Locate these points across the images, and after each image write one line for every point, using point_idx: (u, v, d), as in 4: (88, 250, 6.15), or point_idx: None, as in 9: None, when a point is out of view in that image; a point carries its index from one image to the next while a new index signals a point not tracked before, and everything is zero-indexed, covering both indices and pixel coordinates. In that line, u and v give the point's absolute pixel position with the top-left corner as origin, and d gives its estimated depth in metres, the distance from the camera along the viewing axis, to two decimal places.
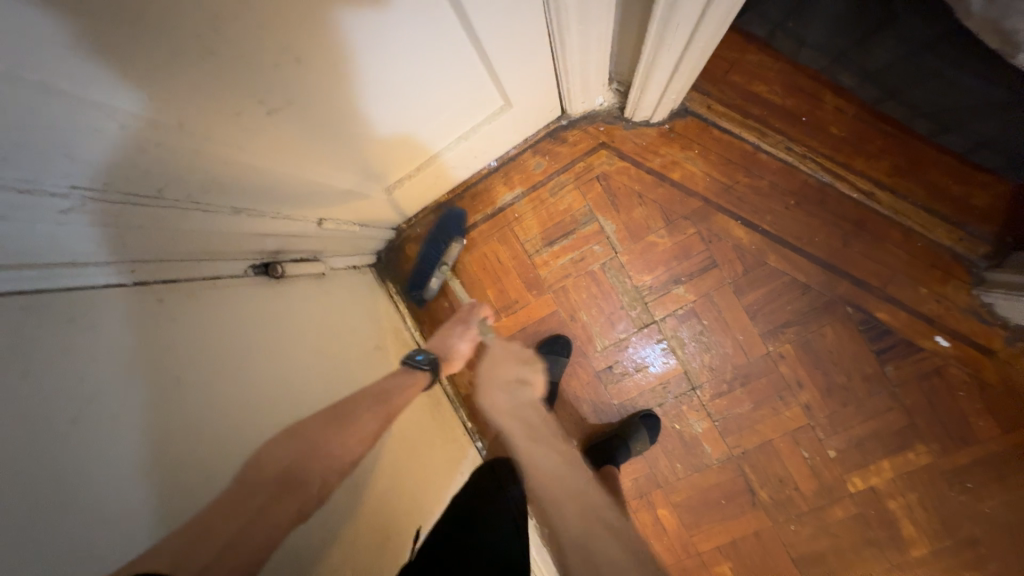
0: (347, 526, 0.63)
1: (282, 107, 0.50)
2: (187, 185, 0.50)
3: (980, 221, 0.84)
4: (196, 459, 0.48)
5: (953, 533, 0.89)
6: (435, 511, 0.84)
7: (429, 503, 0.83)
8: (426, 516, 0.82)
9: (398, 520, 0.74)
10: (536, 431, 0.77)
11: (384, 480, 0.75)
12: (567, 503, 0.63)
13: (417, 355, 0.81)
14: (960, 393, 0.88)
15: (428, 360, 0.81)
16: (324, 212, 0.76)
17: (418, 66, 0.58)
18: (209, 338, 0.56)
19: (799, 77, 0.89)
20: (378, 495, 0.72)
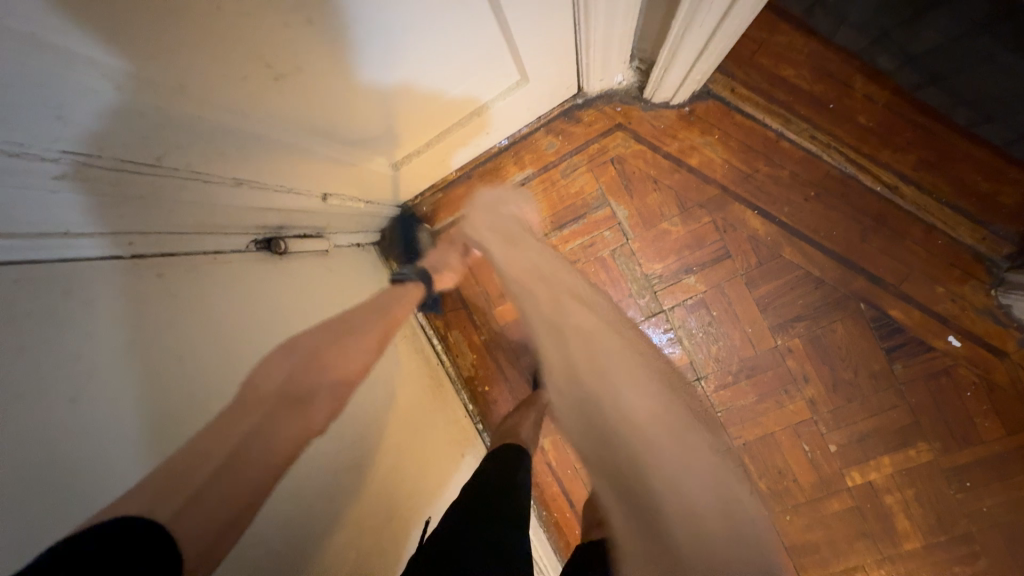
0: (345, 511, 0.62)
1: (290, 74, 0.47)
2: (189, 154, 0.47)
3: (1005, 221, 0.82)
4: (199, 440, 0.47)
5: (947, 529, 0.90)
6: (435, 494, 0.84)
7: (428, 486, 0.83)
8: (431, 495, 0.83)
9: (402, 501, 0.75)
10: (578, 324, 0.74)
11: (384, 463, 0.74)
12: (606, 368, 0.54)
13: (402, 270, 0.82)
14: (967, 394, 0.87)
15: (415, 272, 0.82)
16: (329, 186, 0.73)
17: (431, 34, 0.54)
18: (209, 315, 0.54)
19: (829, 61, 0.85)
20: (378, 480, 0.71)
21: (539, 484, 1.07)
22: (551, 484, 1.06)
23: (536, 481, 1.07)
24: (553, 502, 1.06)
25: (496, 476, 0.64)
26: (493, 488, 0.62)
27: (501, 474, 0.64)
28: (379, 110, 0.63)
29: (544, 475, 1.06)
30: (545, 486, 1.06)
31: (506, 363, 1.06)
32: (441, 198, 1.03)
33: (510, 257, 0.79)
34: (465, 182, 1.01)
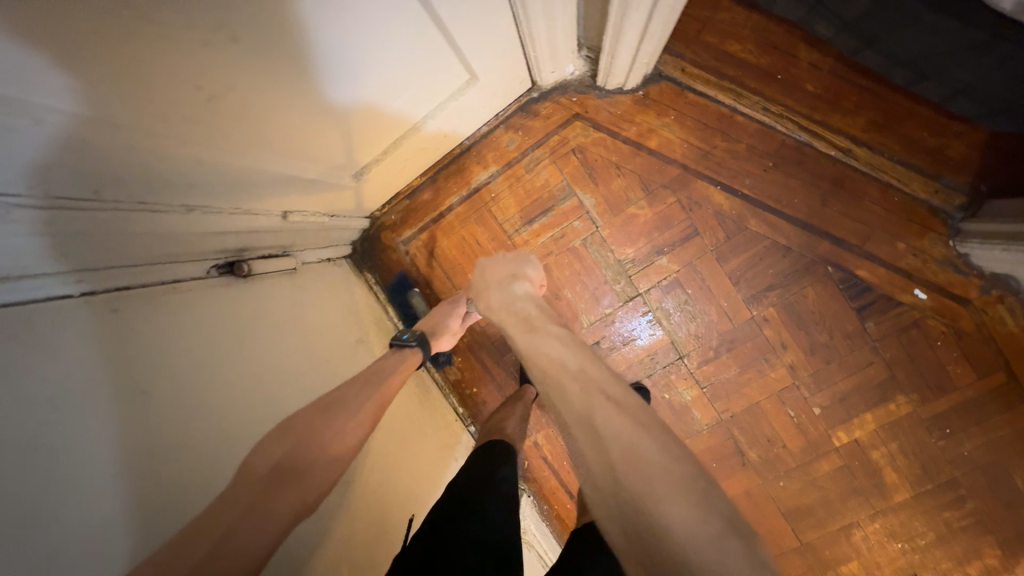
0: (327, 539, 0.60)
1: (224, 92, 0.46)
2: (130, 184, 0.46)
3: (954, 172, 0.84)
4: (171, 472, 0.46)
5: (933, 477, 0.94)
6: (426, 505, 0.82)
7: (419, 499, 0.81)
8: (422, 504, 0.82)
9: (392, 509, 0.74)
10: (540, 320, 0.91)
11: (371, 482, 0.73)
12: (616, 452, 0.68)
13: (404, 334, 0.82)
14: (937, 344, 0.90)
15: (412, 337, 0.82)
16: (288, 203, 0.72)
17: (367, 42, 0.54)
18: (176, 345, 0.53)
19: (772, 32, 0.86)
20: (365, 495, 0.70)
21: (537, 479, 1.07)
22: (549, 479, 1.06)
23: (534, 476, 1.07)
24: (554, 496, 1.06)
25: (482, 473, 0.63)
26: (481, 487, 0.61)
27: (482, 472, 0.63)
28: (330, 121, 0.63)
29: (541, 471, 1.07)
30: (544, 480, 1.07)
31: (491, 363, 1.06)
32: (408, 205, 1.02)
33: (533, 346, 0.62)
34: (431, 186, 1.01)
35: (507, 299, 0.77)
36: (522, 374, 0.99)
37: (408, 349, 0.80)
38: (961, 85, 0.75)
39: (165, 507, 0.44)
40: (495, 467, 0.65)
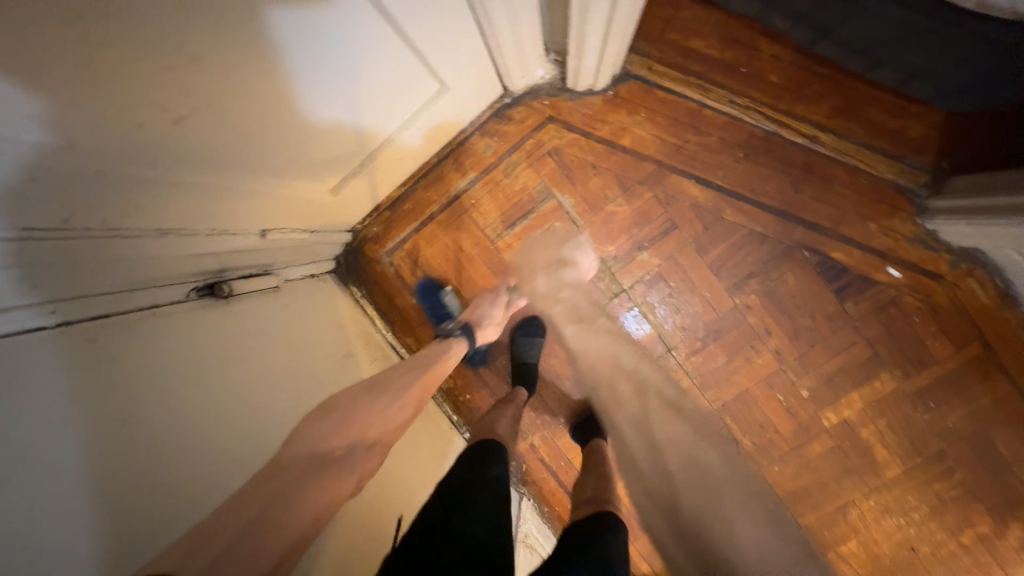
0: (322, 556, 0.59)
1: (189, 115, 0.46)
2: (99, 211, 0.45)
3: (917, 153, 0.87)
4: (154, 500, 0.46)
5: (921, 450, 0.96)
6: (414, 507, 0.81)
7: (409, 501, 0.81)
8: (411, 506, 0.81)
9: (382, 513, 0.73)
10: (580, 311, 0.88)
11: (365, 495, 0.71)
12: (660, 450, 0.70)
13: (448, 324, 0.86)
14: (915, 319, 0.92)
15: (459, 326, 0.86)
16: (265, 221, 0.71)
17: (332, 57, 0.55)
18: (155, 371, 0.52)
19: (733, 27, 0.89)
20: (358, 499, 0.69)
21: (536, 482, 1.07)
22: (548, 481, 1.06)
23: (532, 480, 1.07)
24: (553, 497, 1.06)
25: (473, 474, 0.63)
26: (469, 487, 0.61)
27: (471, 471, 0.64)
28: (303, 137, 0.63)
29: (539, 473, 1.07)
30: (543, 483, 1.07)
31: (483, 368, 1.06)
32: (390, 216, 1.02)
33: (583, 339, 0.84)
34: (411, 197, 1.01)
35: (552, 287, 0.90)
36: (513, 377, 0.99)
37: (453, 337, 0.83)
38: (913, 70, 0.79)
39: (148, 536, 0.44)
40: (483, 468, 0.65)
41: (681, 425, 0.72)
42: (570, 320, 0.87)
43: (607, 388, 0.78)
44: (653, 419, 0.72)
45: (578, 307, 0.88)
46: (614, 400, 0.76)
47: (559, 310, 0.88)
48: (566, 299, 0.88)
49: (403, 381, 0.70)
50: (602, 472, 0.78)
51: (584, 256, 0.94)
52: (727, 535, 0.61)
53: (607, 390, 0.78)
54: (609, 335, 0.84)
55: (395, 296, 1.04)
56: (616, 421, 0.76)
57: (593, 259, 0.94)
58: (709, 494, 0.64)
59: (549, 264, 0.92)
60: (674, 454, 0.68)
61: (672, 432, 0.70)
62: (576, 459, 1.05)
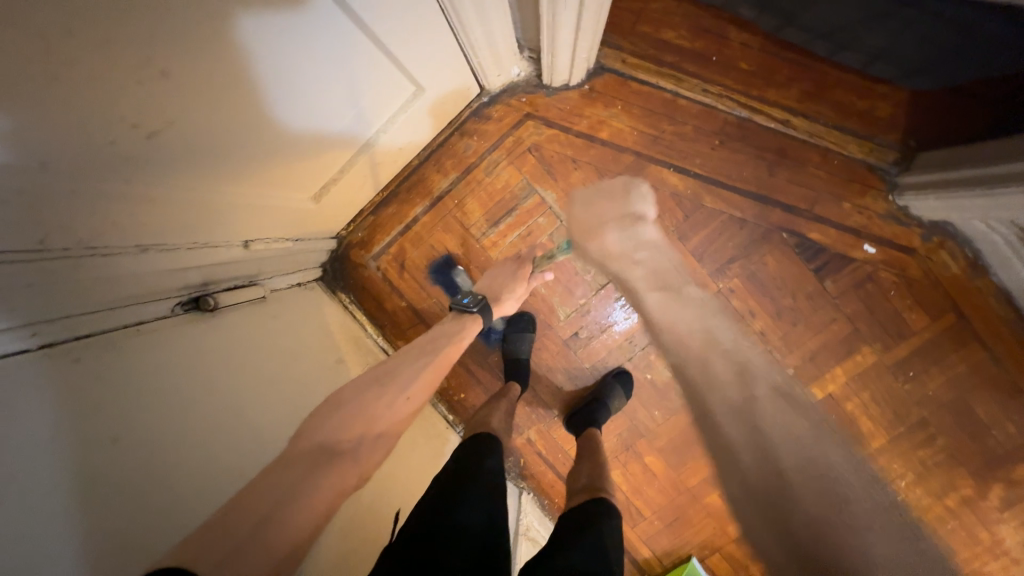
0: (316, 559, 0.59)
1: (161, 128, 0.46)
2: (77, 231, 0.45)
3: (885, 132, 0.90)
4: (149, 516, 0.46)
5: (904, 420, 1.00)
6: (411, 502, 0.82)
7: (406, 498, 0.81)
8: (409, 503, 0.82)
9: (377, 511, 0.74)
10: (661, 276, 0.86)
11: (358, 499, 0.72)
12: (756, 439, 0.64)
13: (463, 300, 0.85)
14: (891, 293, 0.95)
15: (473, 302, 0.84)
16: (248, 232, 0.71)
17: (305, 62, 0.55)
18: (145, 387, 0.52)
19: (702, 17, 0.90)
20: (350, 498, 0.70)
21: (534, 475, 1.08)
22: (546, 473, 1.08)
23: (531, 473, 1.09)
24: (552, 489, 1.08)
25: (468, 466, 0.65)
26: (465, 478, 0.62)
27: (470, 464, 0.65)
28: (282, 145, 0.63)
29: (537, 466, 1.08)
30: (541, 475, 1.08)
31: (476, 367, 1.07)
32: (374, 220, 1.02)
33: (667, 308, 0.81)
34: (395, 200, 1.01)
35: (629, 246, 0.88)
36: (507, 373, 1.00)
37: (468, 314, 0.82)
38: (876, 51, 0.82)
39: (145, 551, 0.44)
40: (477, 459, 0.66)
41: (792, 416, 0.68)
42: (653, 288, 0.85)
43: (702, 370, 0.72)
44: (758, 408, 0.67)
45: (660, 270, 0.86)
46: (710, 381, 0.70)
47: (642, 273, 0.86)
48: (645, 261, 0.87)
49: (410, 372, 0.71)
50: (597, 461, 0.80)
51: (646, 206, 0.94)
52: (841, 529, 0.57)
53: (700, 368, 0.72)
54: (696, 308, 0.81)
55: (383, 300, 1.04)
56: (719, 415, 0.68)
57: (653, 204, 0.96)
58: (834, 503, 0.59)
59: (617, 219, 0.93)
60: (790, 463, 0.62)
61: (789, 442, 0.63)
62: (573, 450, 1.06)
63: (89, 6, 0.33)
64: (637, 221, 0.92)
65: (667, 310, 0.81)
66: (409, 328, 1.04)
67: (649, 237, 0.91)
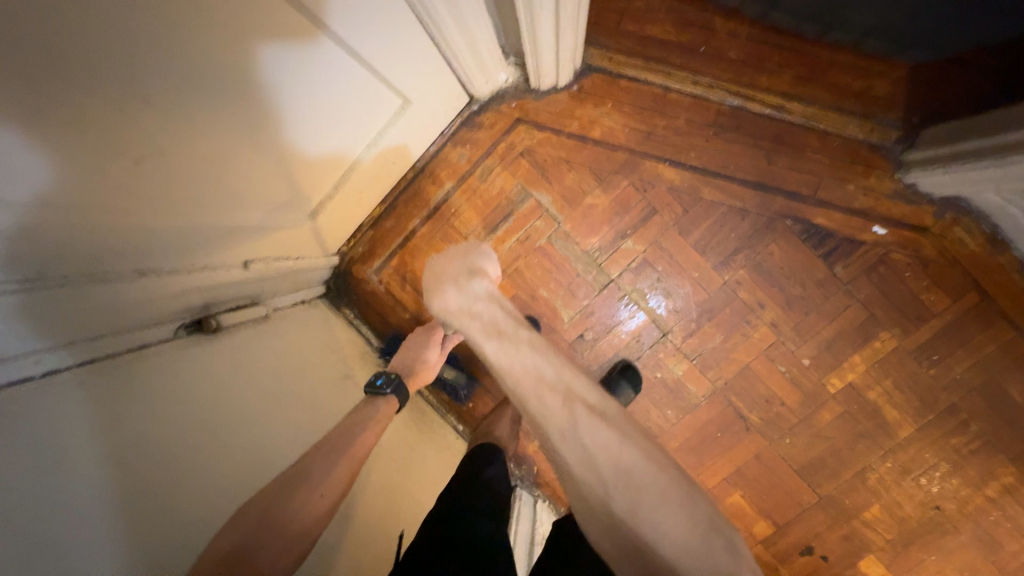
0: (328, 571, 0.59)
1: (152, 154, 0.46)
2: (74, 261, 0.46)
3: (886, 110, 0.87)
4: (156, 538, 0.46)
5: (932, 407, 0.95)
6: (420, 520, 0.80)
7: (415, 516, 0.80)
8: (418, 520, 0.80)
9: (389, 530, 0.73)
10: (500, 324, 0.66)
11: (370, 514, 0.72)
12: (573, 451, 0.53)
13: (377, 379, 0.82)
14: (907, 275, 0.92)
15: (387, 383, 0.82)
16: (247, 252, 0.73)
17: (292, 86, 0.57)
18: (150, 408, 0.52)
19: (687, 11, 0.90)
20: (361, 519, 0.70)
21: (549, 482, 1.07)
22: (561, 479, 1.06)
23: (545, 481, 1.07)
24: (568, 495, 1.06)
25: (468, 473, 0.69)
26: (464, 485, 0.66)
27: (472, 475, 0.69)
28: (273, 163, 0.64)
29: (551, 473, 1.07)
30: (556, 482, 1.07)
31: (483, 375, 1.06)
32: (373, 234, 1.03)
33: (506, 356, 0.61)
34: (391, 214, 1.02)
35: (467, 301, 0.70)
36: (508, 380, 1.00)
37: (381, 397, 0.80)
38: None
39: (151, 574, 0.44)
40: (474, 468, 0.70)
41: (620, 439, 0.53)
42: (487, 336, 0.64)
43: (536, 400, 0.57)
44: (585, 432, 0.53)
45: (497, 321, 0.66)
46: (543, 412, 0.56)
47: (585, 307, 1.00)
48: (486, 313, 0.68)
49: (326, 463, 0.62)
50: None
51: (490, 265, 0.84)
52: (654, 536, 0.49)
53: (534, 398, 0.57)
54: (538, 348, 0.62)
55: (387, 313, 1.05)
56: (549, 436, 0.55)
57: (497, 267, 0.86)
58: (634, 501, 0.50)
59: (456, 274, 0.76)
60: (650, 509, 0.49)
61: (614, 452, 0.52)
62: None
63: (69, 40, 0.34)
64: (472, 274, 0.76)
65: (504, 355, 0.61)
66: None
67: (485, 290, 0.74)
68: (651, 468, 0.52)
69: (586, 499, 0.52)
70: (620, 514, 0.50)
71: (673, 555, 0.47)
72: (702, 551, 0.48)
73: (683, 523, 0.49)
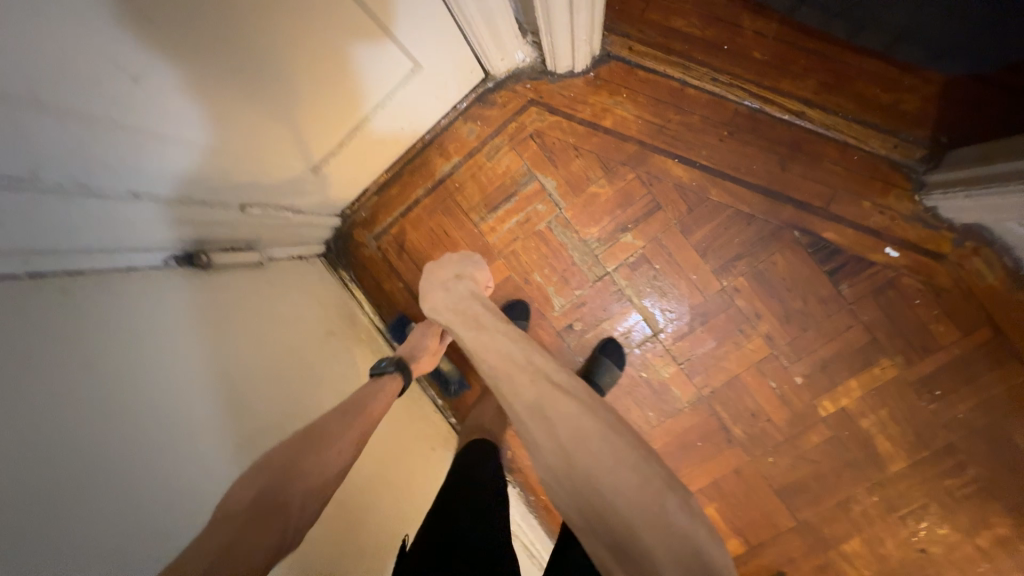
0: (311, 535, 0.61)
1: (148, 71, 0.47)
2: (70, 167, 0.48)
3: (912, 126, 0.84)
4: (107, 452, 0.46)
5: (929, 443, 0.91)
6: (396, 496, 0.82)
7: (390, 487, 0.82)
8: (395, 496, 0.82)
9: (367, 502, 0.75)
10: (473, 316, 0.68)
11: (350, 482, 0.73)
12: (536, 423, 0.54)
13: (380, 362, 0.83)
14: (916, 302, 0.88)
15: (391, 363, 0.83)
16: (245, 194, 0.75)
17: (305, 38, 0.59)
18: (127, 324, 0.54)
19: (713, 6, 0.88)
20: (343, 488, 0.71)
21: (522, 469, 1.06)
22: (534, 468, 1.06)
23: (518, 467, 1.06)
24: (539, 485, 1.06)
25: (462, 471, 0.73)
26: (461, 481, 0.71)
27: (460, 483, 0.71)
28: (278, 109, 0.66)
29: (525, 460, 1.06)
30: (529, 470, 1.06)
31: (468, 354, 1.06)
32: (377, 200, 1.05)
33: (481, 343, 0.63)
34: (397, 182, 1.03)
35: (451, 297, 0.73)
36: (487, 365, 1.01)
37: (386, 375, 0.80)
38: None
39: (96, 486, 0.44)
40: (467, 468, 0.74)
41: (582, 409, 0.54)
42: (465, 330, 0.67)
43: (505, 378, 0.58)
44: (548, 402, 0.54)
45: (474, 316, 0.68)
46: (510, 390, 0.57)
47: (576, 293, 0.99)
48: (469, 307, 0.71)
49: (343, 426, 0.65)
50: None
51: (480, 270, 0.83)
52: (614, 498, 0.49)
53: (504, 378, 0.58)
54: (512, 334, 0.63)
55: (382, 280, 1.06)
56: (515, 409, 0.56)
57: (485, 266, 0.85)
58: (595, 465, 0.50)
59: (444, 277, 0.78)
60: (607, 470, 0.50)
61: (574, 420, 0.53)
62: None
63: None
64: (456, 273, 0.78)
65: (479, 343, 0.63)
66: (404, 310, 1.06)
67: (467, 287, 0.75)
68: (609, 436, 0.52)
69: (547, 469, 0.53)
70: (586, 481, 0.50)
71: (625, 512, 0.48)
72: (655, 511, 0.48)
73: (640, 484, 0.49)
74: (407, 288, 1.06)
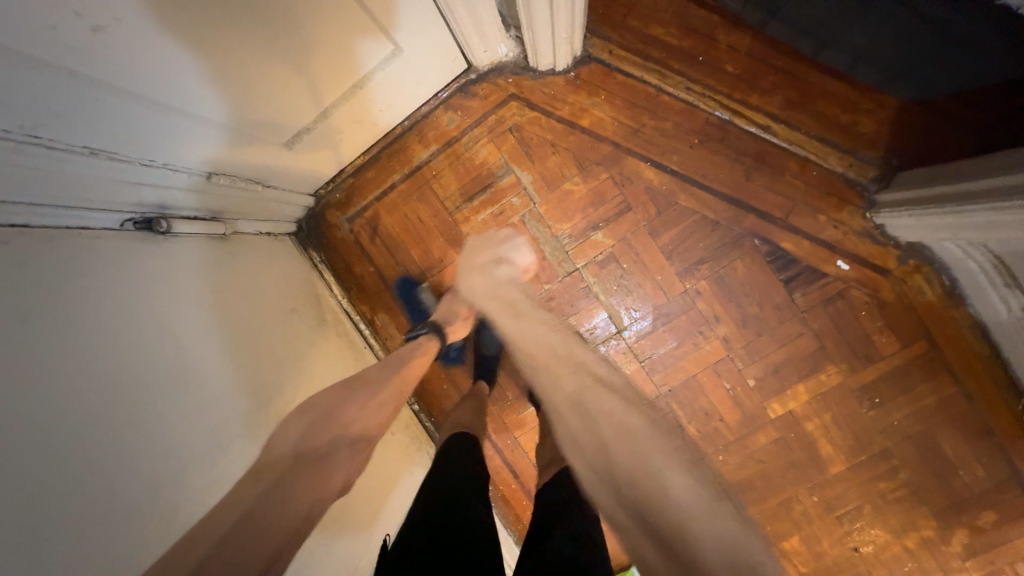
0: None
1: (111, 26, 0.46)
2: (20, 116, 0.46)
3: (866, 148, 0.89)
4: (41, 414, 0.45)
5: (866, 448, 0.96)
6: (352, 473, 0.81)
7: None
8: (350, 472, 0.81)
9: None
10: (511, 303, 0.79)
11: None
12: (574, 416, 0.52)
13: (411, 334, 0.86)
14: (862, 314, 0.93)
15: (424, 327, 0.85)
16: (212, 164, 0.74)
17: (282, 10, 0.58)
18: (76, 286, 0.53)
19: (691, 18, 0.91)
20: None
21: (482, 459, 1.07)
22: (494, 458, 1.07)
23: None
24: (497, 475, 1.07)
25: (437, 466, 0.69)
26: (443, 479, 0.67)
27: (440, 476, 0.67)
28: (256, 80, 0.65)
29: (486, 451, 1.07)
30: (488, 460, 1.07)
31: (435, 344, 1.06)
32: (353, 183, 1.04)
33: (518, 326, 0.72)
34: (375, 166, 1.03)
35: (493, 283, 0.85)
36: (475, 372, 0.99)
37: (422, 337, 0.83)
38: None
39: (28, 445, 0.43)
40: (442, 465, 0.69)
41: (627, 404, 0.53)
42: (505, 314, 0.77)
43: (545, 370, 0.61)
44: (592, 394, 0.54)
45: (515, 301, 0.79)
46: (549, 384, 0.59)
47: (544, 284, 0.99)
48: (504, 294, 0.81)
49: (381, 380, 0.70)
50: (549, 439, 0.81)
51: (522, 255, 0.92)
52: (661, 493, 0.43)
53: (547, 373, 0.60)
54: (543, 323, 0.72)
55: (353, 263, 1.06)
56: (556, 405, 0.56)
57: (529, 249, 0.95)
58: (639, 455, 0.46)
59: (484, 262, 0.90)
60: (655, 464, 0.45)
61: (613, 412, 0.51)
62: (522, 436, 1.06)
63: None
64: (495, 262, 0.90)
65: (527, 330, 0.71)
66: (375, 294, 1.06)
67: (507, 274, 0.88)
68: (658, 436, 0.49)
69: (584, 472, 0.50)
70: (626, 477, 0.45)
71: (671, 508, 0.42)
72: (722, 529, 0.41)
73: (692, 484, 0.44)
74: (379, 271, 1.05)
